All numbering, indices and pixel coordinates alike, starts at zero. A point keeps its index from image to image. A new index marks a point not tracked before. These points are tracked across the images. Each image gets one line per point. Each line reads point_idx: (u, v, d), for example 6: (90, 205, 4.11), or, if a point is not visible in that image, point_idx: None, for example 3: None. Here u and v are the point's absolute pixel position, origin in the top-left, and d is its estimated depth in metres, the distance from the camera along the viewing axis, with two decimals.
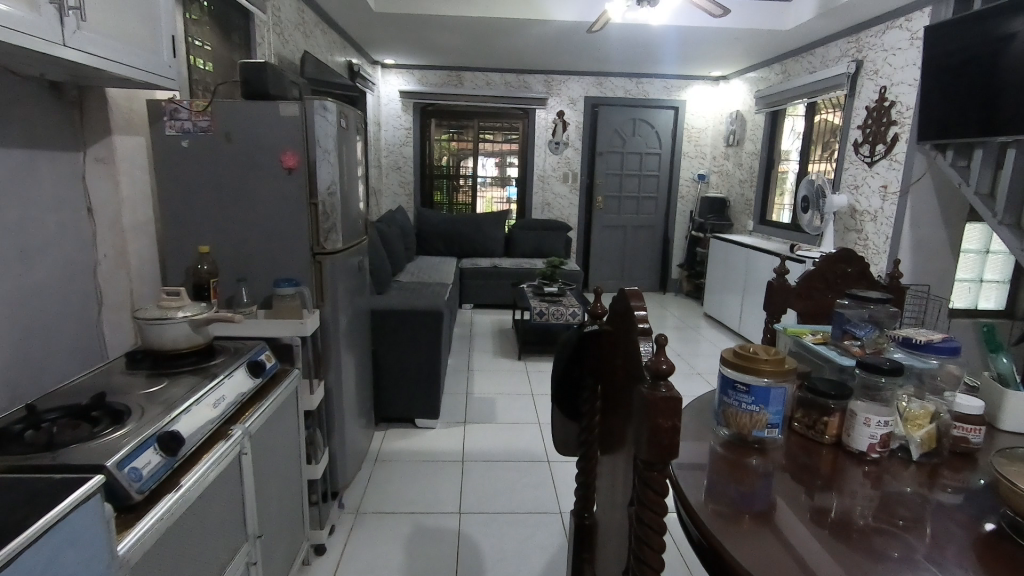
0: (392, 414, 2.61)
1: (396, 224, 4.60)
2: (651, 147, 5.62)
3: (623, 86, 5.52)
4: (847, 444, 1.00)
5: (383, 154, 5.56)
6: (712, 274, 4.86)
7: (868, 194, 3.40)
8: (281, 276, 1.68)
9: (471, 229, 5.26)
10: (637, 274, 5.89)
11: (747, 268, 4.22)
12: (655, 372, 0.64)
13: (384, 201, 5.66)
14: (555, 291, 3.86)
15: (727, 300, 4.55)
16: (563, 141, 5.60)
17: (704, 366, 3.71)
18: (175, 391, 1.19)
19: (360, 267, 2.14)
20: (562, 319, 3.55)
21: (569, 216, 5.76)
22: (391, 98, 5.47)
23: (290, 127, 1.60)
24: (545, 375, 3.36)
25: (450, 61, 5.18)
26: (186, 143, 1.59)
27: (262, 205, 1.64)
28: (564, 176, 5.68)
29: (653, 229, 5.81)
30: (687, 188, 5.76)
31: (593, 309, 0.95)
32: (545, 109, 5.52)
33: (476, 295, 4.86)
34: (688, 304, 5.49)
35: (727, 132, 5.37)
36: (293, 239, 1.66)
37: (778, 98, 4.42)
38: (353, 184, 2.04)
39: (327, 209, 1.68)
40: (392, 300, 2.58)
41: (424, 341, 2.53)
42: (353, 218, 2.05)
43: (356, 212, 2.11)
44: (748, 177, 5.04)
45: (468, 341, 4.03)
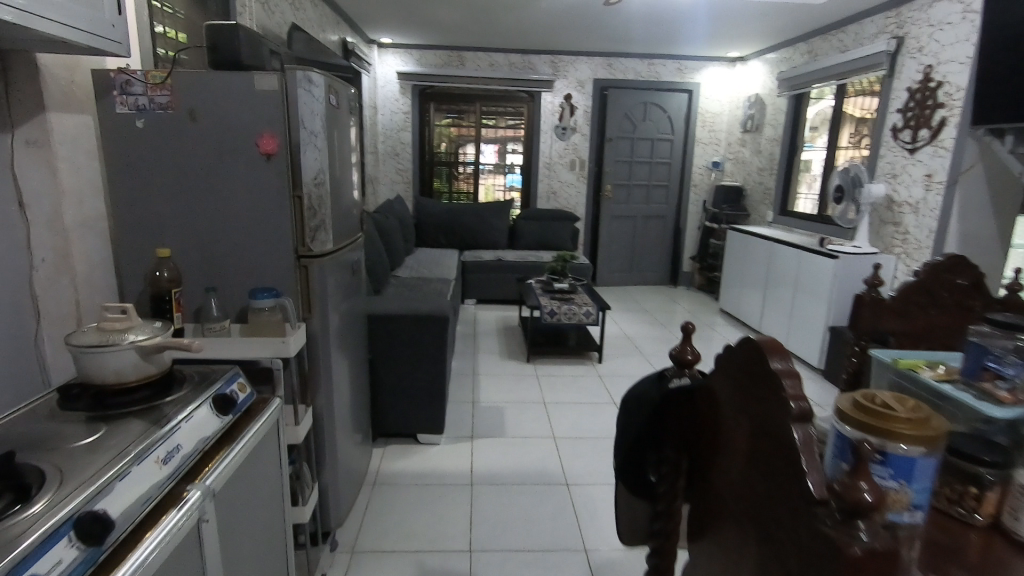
0: (391, 429, 2.35)
1: (394, 214, 4.32)
2: (663, 133, 5.33)
3: (635, 68, 5.21)
4: (1008, 529, 0.74)
5: (379, 140, 5.26)
6: (729, 268, 4.60)
7: (908, 183, 3.14)
8: (259, 283, 1.40)
9: (473, 220, 4.98)
10: (647, 267, 5.63)
11: (769, 262, 3.96)
12: (849, 507, 0.40)
13: (381, 189, 5.37)
14: (566, 288, 3.60)
15: (745, 296, 4.29)
16: (570, 126, 5.30)
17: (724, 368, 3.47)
18: (114, 442, 0.92)
19: (355, 269, 1.87)
20: (574, 319, 3.29)
21: (576, 205, 5.49)
22: (388, 80, 5.15)
23: (268, 104, 1.32)
24: (556, 381, 3.11)
25: (452, 39, 4.87)
26: (141, 124, 1.32)
27: (234, 199, 1.36)
28: (571, 164, 5.39)
29: (664, 220, 5.54)
30: (700, 176, 5.47)
31: (678, 356, 0.70)
32: (552, 92, 5.22)
33: (480, 289, 4.60)
34: (701, 299, 5.23)
35: (743, 117, 5.08)
36: (273, 239, 1.38)
37: (802, 81, 4.14)
38: (345, 174, 1.76)
39: (314, 203, 1.40)
40: (390, 303, 2.32)
41: (427, 349, 2.27)
42: (346, 213, 1.77)
43: (349, 205, 1.84)
44: (767, 164, 4.76)
45: (472, 341, 3.77)
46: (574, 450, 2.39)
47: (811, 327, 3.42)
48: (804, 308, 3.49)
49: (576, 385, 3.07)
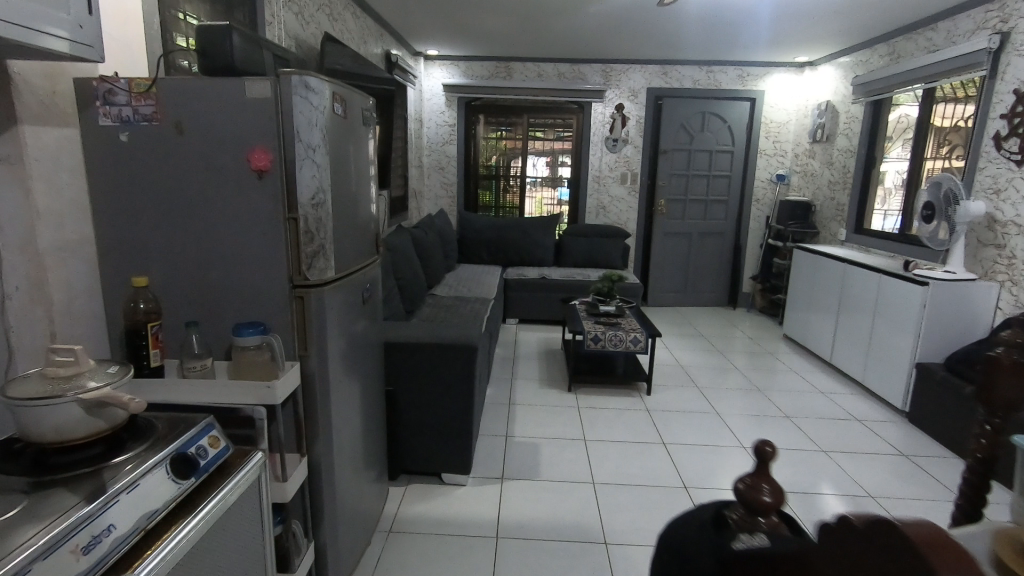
0: (413, 466, 2.16)
1: (435, 230, 4.19)
2: (722, 144, 4.99)
3: (692, 76, 4.90)
4: None
5: (424, 153, 5.18)
6: (795, 290, 4.20)
7: (1014, 199, 2.71)
8: (250, 316, 1.24)
9: (517, 235, 4.79)
10: (703, 287, 5.26)
11: (843, 286, 3.55)
12: None
13: (425, 204, 5.27)
14: (613, 311, 3.34)
15: (814, 322, 3.89)
16: (621, 138, 5.05)
17: (789, 404, 3.11)
18: (32, 520, 0.76)
19: (370, 296, 1.70)
20: (620, 346, 3.03)
21: (627, 220, 5.21)
22: (434, 92, 5.06)
23: (260, 114, 1.16)
24: (599, 415, 2.85)
25: (499, 50, 4.72)
26: (126, 138, 1.18)
27: (224, 221, 1.20)
28: (622, 177, 5.12)
29: (723, 236, 5.17)
30: (763, 190, 5.08)
31: (747, 493, 0.54)
32: (602, 103, 4.99)
33: (522, 308, 4.38)
34: (763, 323, 4.82)
35: (812, 126, 4.67)
36: (266, 267, 1.22)
37: (882, 85, 3.74)
38: (361, 192, 1.59)
39: (311, 226, 1.22)
40: (415, 329, 2.14)
41: (453, 380, 2.07)
42: (361, 236, 1.61)
43: (366, 226, 1.67)
44: (839, 177, 4.33)
45: (511, 364, 3.55)
46: (615, 499, 2.13)
47: (894, 362, 3.01)
48: (886, 340, 3.08)
49: (620, 421, 2.79)
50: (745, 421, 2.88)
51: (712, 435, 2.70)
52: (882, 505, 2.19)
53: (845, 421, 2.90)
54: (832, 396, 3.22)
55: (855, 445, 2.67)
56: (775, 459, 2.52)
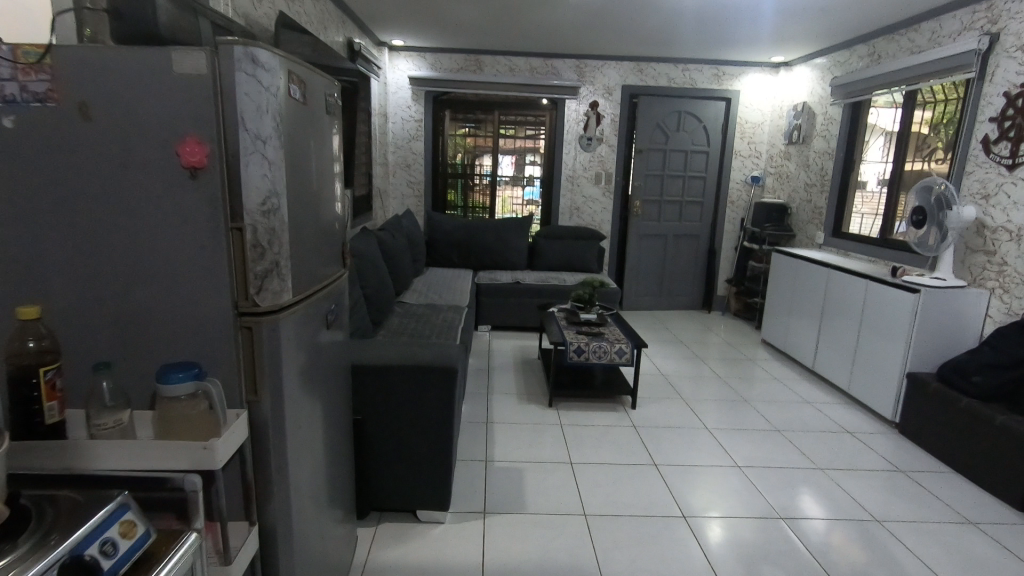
0: (385, 504, 1.91)
1: (402, 232, 3.92)
2: (697, 144, 4.88)
3: (667, 73, 4.77)
4: None
5: (389, 149, 4.88)
6: (773, 295, 4.12)
7: (1005, 205, 2.65)
8: (180, 354, 0.98)
9: (489, 237, 4.56)
10: (677, 290, 5.16)
11: (826, 292, 3.47)
12: None
13: (391, 203, 4.98)
14: (594, 320, 3.15)
15: (795, 327, 3.80)
16: (596, 136, 4.88)
17: (777, 416, 2.99)
18: None
19: (335, 318, 1.46)
20: (605, 358, 2.83)
21: (601, 222, 5.05)
22: (399, 85, 4.77)
23: (194, 95, 0.90)
24: (584, 434, 2.66)
25: (469, 42, 4.48)
26: (10, 123, 0.89)
27: (146, 233, 0.93)
28: (597, 177, 4.96)
29: (698, 239, 5.08)
30: (738, 192, 5.00)
31: None
32: (576, 100, 4.80)
33: (495, 315, 4.16)
34: (739, 327, 4.75)
35: (787, 127, 4.60)
36: (203, 293, 0.96)
37: (862, 87, 3.68)
38: (323, 194, 1.34)
39: (261, 239, 0.97)
40: (386, 349, 1.89)
41: (429, 407, 1.83)
42: (324, 247, 1.35)
43: (330, 233, 1.41)
44: (816, 180, 4.27)
45: (486, 376, 3.33)
46: (610, 534, 1.94)
47: (882, 371, 2.93)
48: (874, 348, 3.00)
49: (606, 440, 2.61)
50: (735, 436, 2.74)
51: (703, 454, 2.55)
52: (889, 530, 2.07)
53: (836, 433, 2.80)
54: (818, 406, 3.13)
55: (849, 460, 2.56)
56: (771, 479, 2.38)
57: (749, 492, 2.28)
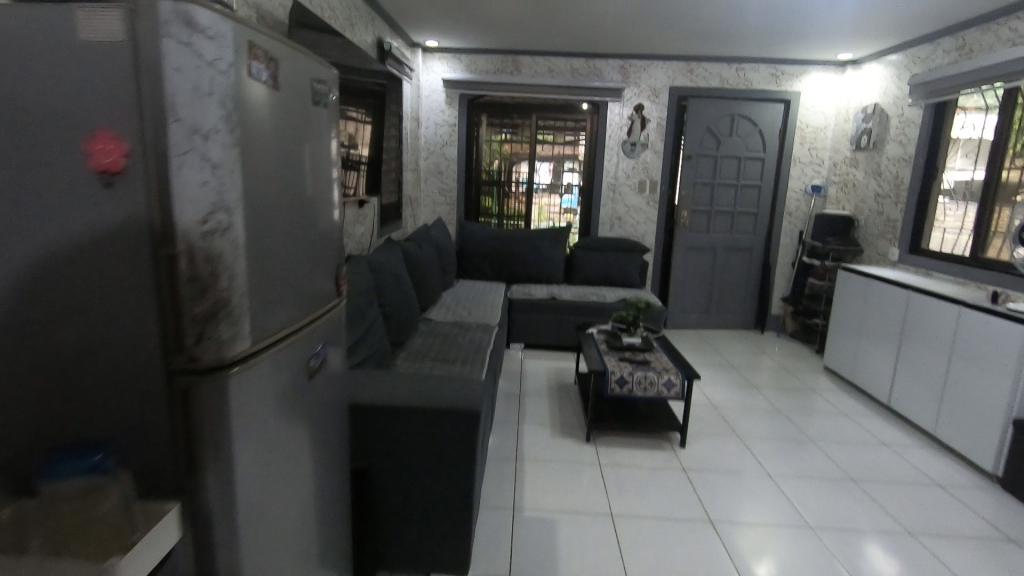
0: (393, 566, 1.64)
1: (431, 242, 3.68)
2: (752, 150, 4.50)
3: (719, 74, 4.41)
4: None
5: (421, 155, 4.67)
6: (838, 317, 3.70)
7: None
8: (97, 421, 0.73)
9: (524, 249, 4.28)
10: (727, 308, 4.76)
11: (906, 317, 3.05)
12: None
13: (422, 211, 4.77)
14: (638, 344, 2.83)
15: (866, 355, 3.38)
16: (640, 142, 4.55)
17: (849, 460, 2.59)
18: None
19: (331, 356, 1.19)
20: (651, 390, 2.50)
21: (644, 233, 4.70)
22: (432, 88, 4.56)
23: (107, 71, 0.65)
24: (627, 478, 2.33)
25: (507, 42, 4.23)
26: None
27: (45, 261, 0.68)
28: (640, 185, 4.63)
29: (750, 252, 4.68)
30: (797, 202, 4.58)
31: None
32: (620, 103, 4.49)
33: (529, 333, 3.87)
34: (797, 350, 4.32)
35: (855, 131, 4.18)
36: (124, 342, 0.71)
37: (948, 86, 3.25)
38: (316, 206, 1.08)
39: (200, 269, 0.71)
40: (397, 384, 1.62)
41: (446, 456, 1.55)
42: (317, 271, 1.09)
43: (326, 253, 1.15)
44: (889, 189, 3.83)
45: (517, 403, 3.04)
46: None
47: (981, 414, 2.50)
48: (969, 386, 2.58)
49: (652, 486, 2.29)
50: (803, 485, 2.37)
51: (767, 507, 2.19)
52: None
53: (924, 486, 2.39)
54: (897, 450, 2.72)
55: (943, 522, 2.16)
56: (850, 543, 2.01)
57: (825, 559, 1.91)
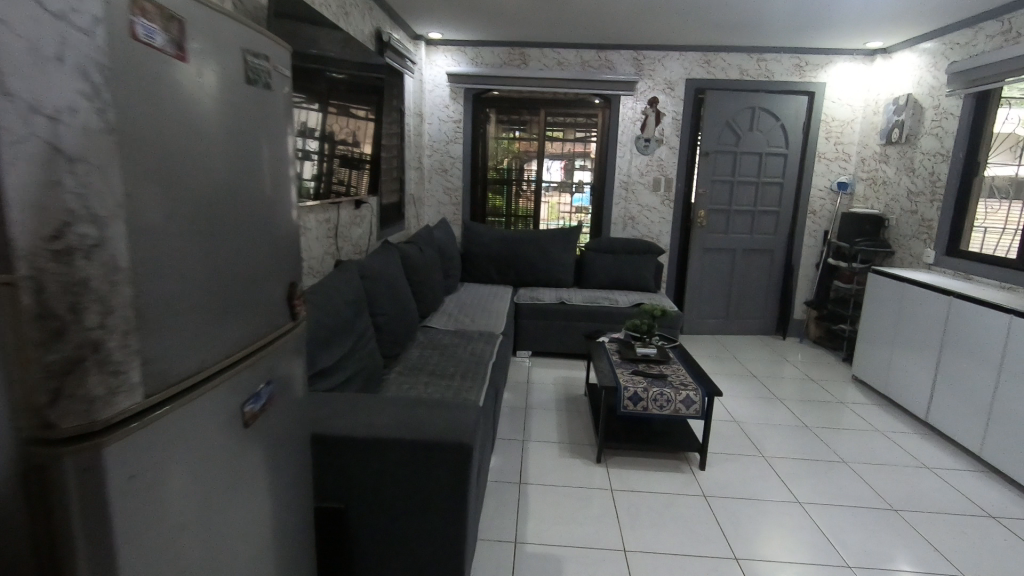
0: None
1: (434, 245, 3.49)
2: (774, 145, 4.25)
3: (738, 65, 4.16)
4: None
5: (426, 153, 4.49)
6: (868, 323, 3.45)
7: None
8: None
9: (532, 251, 4.08)
10: (747, 313, 4.53)
11: (947, 325, 2.80)
12: None
13: (426, 211, 4.58)
14: (654, 356, 2.61)
15: (900, 365, 3.13)
16: (655, 138, 4.32)
17: (887, 485, 2.36)
18: None
19: (287, 389, 1.00)
20: (668, 409, 2.28)
21: (658, 233, 4.48)
22: (436, 82, 4.37)
23: None
24: (642, 506, 2.13)
25: (513, 33, 4.02)
26: None
27: None
28: (655, 183, 4.40)
29: (771, 254, 4.43)
30: (821, 201, 4.33)
31: None
32: (633, 97, 4.27)
33: (537, 339, 3.67)
34: (823, 358, 4.07)
35: (885, 125, 3.92)
36: None
37: (992, 73, 2.99)
38: (270, 211, 0.91)
39: (53, 300, 0.55)
40: (374, 412, 1.43)
41: (432, 495, 1.34)
42: (271, 288, 0.92)
43: (287, 267, 0.98)
44: (923, 187, 3.57)
45: (523, 416, 2.84)
46: None
47: None
48: (1022, 403, 2.33)
49: (669, 516, 2.07)
50: (838, 515, 2.14)
51: (797, 541, 1.97)
52: None
53: (975, 517, 2.15)
54: (939, 472, 2.48)
55: (998, 560, 1.92)
56: None
57: None
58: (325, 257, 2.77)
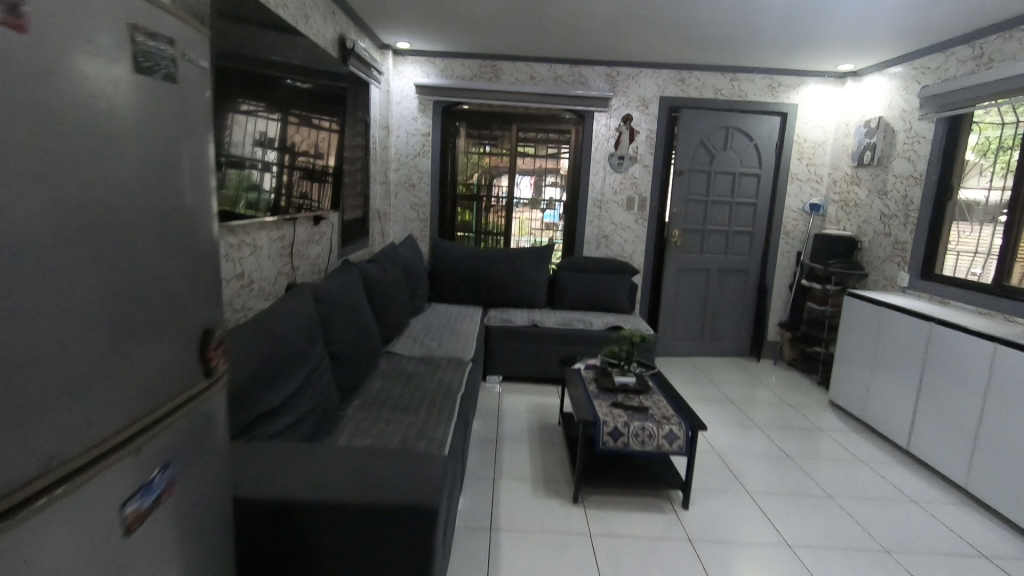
0: None
1: (399, 263, 3.28)
2: (748, 165, 4.21)
3: (712, 84, 4.12)
4: None
5: (392, 166, 4.28)
6: (845, 346, 3.39)
7: None
8: None
9: (503, 270, 3.90)
10: (720, 334, 4.44)
11: (927, 351, 2.74)
12: None
13: (391, 227, 4.36)
14: (633, 385, 2.46)
15: (880, 391, 3.06)
16: (629, 155, 4.22)
17: (875, 522, 2.25)
18: None
19: (189, 459, 0.81)
20: (650, 445, 2.13)
21: (632, 253, 4.37)
22: (404, 93, 4.19)
23: None
24: (623, 552, 1.96)
25: (485, 45, 3.88)
26: None
27: None
28: (628, 201, 4.29)
29: (745, 274, 4.37)
30: (794, 222, 4.29)
31: None
32: (607, 113, 4.17)
33: (508, 364, 3.49)
34: (797, 381, 4.00)
35: (857, 147, 3.91)
36: None
37: (964, 98, 2.99)
38: (163, 231, 0.75)
39: None
40: (318, 469, 1.22)
41: (389, 567, 1.15)
42: (168, 319, 0.76)
43: (194, 294, 0.82)
44: (896, 209, 3.56)
45: (493, 450, 2.64)
46: None
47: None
48: (1009, 434, 2.26)
49: (654, 564, 1.91)
50: (829, 558, 2.01)
51: None
52: None
53: (968, 559, 2.05)
54: (925, 506, 2.39)
55: None
56: None
57: None
58: (279, 277, 2.54)
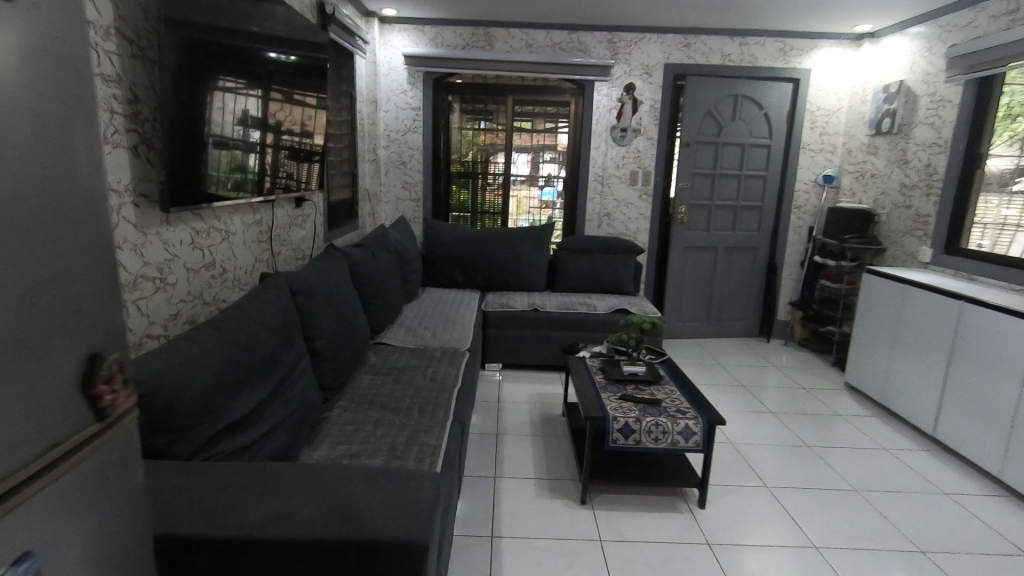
0: None
1: (389, 247, 3.08)
2: (757, 136, 3.98)
3: (719, 49, 3.87)
4: None
5: (381, 144, 4.04)
6: (862, 326, 3.22)
7: None
8: None
9: (500, 251, 3.70)
10: (728, 314, 4.26)
11: (955, 332, 2.55)
12: None
13: (382, 208, 4.14)
14: (643, 375, 2.28)
15: (901, 374, 2.89)
16: (631, 128, 3.99)
17: (904, 518, 2.09)
18: None
19: (83, 526, 0.62)
20: (664, 442, 1.95)
21: (635, 231, 4.16)
22: (391, 65, 3.93)
23: None
24: (635, 559, 1.80)
25: (477, 10, 3.62)
26: None
27: None
28: (631, 176, 4.07)
29: (754, 251, 4.17)
30: (805, 194, 4.08)
31: None
32: (608, 83, 3.92)
33: (507, 350, 3.31)
34: (809, 362, 3.84)
35: (874, 114, 3.69)
36: None
37: (995, 57, 2.75)
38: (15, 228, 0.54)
39: None
40: (284, 497, 1.04)
41: None
42: (32, 344, 0.56)
43: (80, 303, 0.62)
44: (917, 180, 3.35)
45: (493, 445, 2.47)
46: None
47: None
48: None
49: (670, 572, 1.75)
50: (860, 560, 1.85)
51: None
52: None
53: (1009, 557, 1.90)
54: (956, 499, 2.24)
55: None
56: None
57: None
58: (256, 266, 2.33)
